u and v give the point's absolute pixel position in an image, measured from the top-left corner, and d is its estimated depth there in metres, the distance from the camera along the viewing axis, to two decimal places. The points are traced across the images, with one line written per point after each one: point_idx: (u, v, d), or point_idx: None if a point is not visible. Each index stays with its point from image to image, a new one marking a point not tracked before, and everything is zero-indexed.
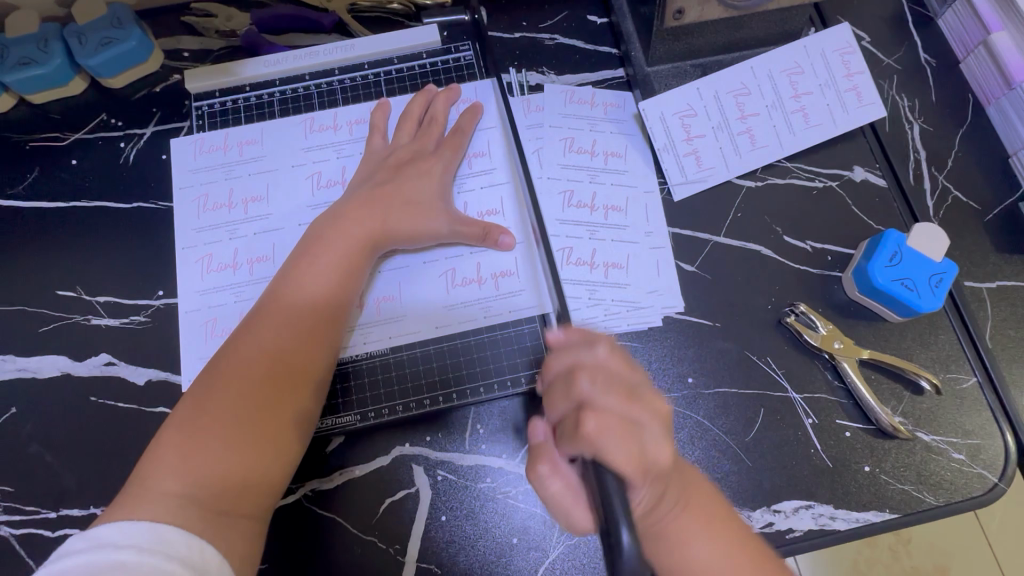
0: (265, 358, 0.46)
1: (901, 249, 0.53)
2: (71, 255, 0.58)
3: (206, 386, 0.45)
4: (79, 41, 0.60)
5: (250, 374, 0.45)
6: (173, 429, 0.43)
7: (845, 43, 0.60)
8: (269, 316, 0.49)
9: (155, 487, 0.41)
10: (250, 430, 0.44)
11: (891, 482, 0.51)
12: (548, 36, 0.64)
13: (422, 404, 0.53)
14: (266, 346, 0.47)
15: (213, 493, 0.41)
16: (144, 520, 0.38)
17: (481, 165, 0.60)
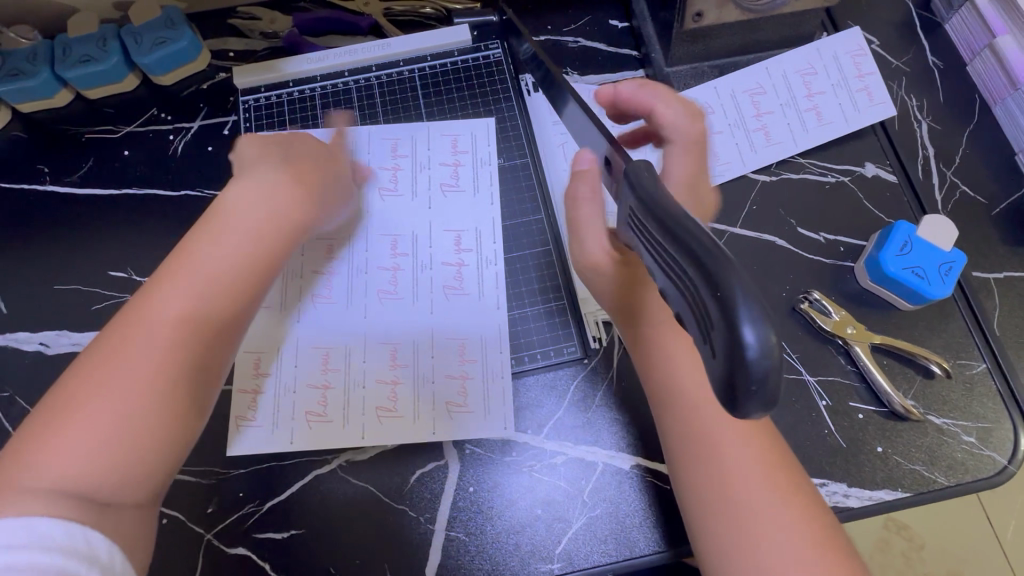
0: (155, 346, 0.39)
1: (911, 239, 0.56)
2: (123, 239, 0.62)
3: (81, 375, 0.37)
4: (135, 41, 0.64)
5: (135, 362, 0.38)
6: (47, 420, 0.36)
7: (856, 46, 0.63)
8: (162, 293, 0.41)
9: (20, 485, 0.34)
10: (141, 425, 0.37)
11: (903, 463, 0.53)
12: (572, 39, 0.68)
13: (411, 384, 0.55)
14: (157, 331, 0.39)
15: (98, 490, 0.35)
16: (12, 518, 0.32)
17: (485, 136, 0.64)
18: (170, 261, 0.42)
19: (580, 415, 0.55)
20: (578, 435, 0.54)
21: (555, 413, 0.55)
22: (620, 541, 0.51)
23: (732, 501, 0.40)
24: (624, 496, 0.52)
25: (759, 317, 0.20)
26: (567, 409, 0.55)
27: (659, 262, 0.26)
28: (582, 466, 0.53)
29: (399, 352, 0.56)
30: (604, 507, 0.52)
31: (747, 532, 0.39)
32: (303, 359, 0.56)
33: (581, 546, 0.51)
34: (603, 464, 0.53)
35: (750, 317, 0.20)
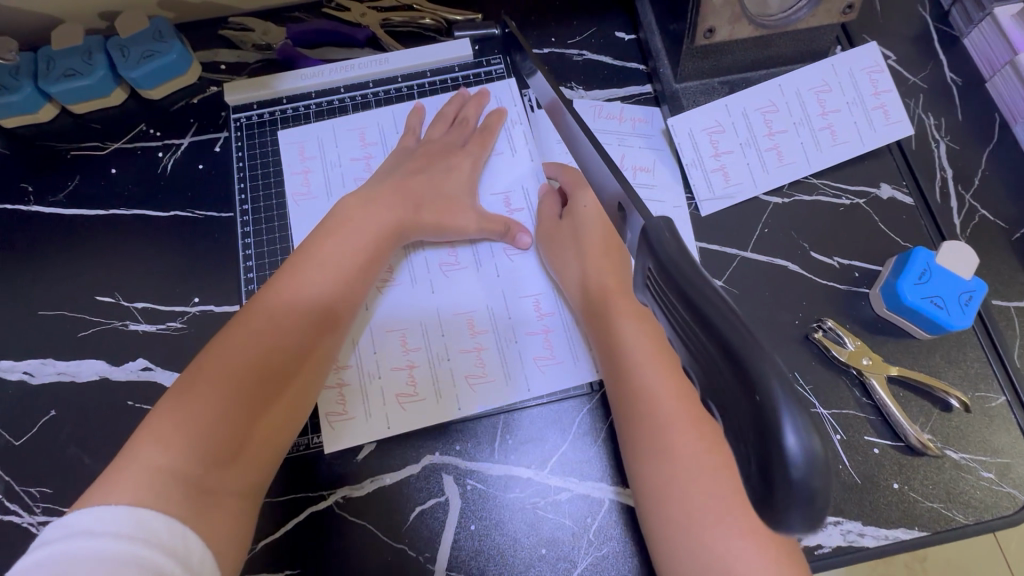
0: (272, 344, 0.46)
1: (929, 267, 0.53)
2: (111, 261, 0.59)
3: (206, 362, 0.45)
4: (122, 54, 0.61)
5: (251, 357, 0.45)
6: (171, 398, 0.43)
7: (872, 62, 0.61)
8: (286, 294, 0.49)
9: (141, 456, 0.40)
10: (244, 415, 0.44)
11: (920, 500, 0.51)
12: (577, 52, 0.65)
13: (462, 361, 0.55)
14: (275, 330, 0.47)
15: (202, 470, 0.41)
16: (120, 503, 0.36)
17: (509, 98, 0.64)
18: (289, 268, 0.51)
19: (587, 449, 0.53)
20: (584, 471, 0.52)
21: (560, 447, 0.53)
22: None
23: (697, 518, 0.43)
24: (632, 536, 0.50)
25: (800, 420, 0.18)
26: (573, 442, 0.53)
27: (671, 327, 0.24)
28: (589, 503, 0.51)
29: (408, 338, 0.56)
30: (612, 546, 0.50)
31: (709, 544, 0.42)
32: (366, 339, 0.56)
33: None
34: (610, 502, 0.51)
35: (789, 420, 0.18)
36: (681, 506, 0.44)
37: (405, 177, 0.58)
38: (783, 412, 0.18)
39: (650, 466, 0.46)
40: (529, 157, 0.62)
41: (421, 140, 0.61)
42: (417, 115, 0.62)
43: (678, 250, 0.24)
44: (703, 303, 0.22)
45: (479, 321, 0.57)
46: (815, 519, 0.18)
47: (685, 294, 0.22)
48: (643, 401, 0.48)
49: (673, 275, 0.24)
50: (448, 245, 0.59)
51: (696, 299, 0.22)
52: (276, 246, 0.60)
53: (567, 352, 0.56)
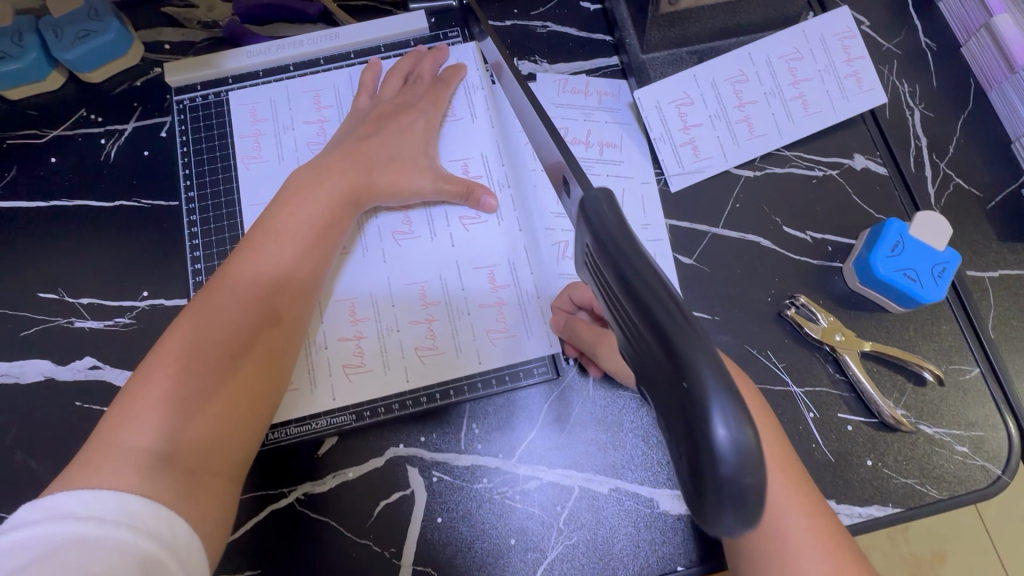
0: (242, 315, 0.44)
1: (903, 238, 0.52)
2: (54, 256, 0.56)
3: (175, 341, 0.42)
4: (55, 34, 0.58)
5: (221, 330, 0.43)
6: (141, 380, 0.40)
7: (845, 28, 0.58)
8: (247, 266, 0.46)
9: (119, 443, 0.37)
10: (223, 389, 0.41)
11: (894, 476, 0.50)
12: (540, 23, 0.62)
13: (413, 334, 0.53)
14: (241, 302, 0.45)
15: (187, 450, 0.39)
16: (106, 490, 0.34)
17: (472, 62, 0.61)
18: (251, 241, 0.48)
19: (555, 435, 0.51)
20: (553, 458, 0.51)
21: (528, 435, 0.51)
22: (599, 569, 0.48)
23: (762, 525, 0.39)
24: (602, 522, 0.49)
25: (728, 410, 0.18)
26: (541, 430, 0.52)
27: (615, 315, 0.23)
28: (558, 491, 0.50)
29: (357, 307, 0.54)
30: (582, 534, 0.49)
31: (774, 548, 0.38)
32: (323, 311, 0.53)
33: None
34: (580, 489, 0.50)
35: (718, 410, 0.18)
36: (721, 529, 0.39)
37: (353, 146, 0.54)
38: (713, 405, 0.18)
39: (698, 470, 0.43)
40: (489, 123, 0.59)
41: (375, 102, 0.58)
42: (371, 71, 0.59)
43: (618, 230, 0.22)
44: (638, 283, 0.20)
45: (432, 291, 0.54)
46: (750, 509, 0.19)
47: (619, 271, 0.21)
48: None
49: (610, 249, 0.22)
50: (405, 211, 0.56)
51: (629, 278, 0.21)
52: (224, 231, 0.57)
53: (520, 323, 0.54)
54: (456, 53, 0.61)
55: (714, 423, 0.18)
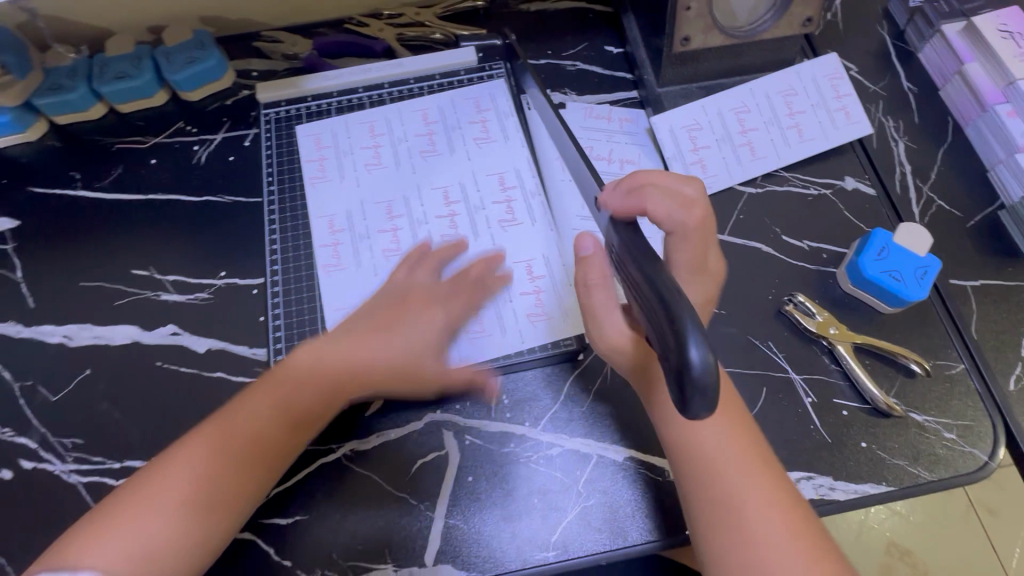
0: (215, 484, 0.48)
1: (887, 245, 0.59)
2: (148, 239, 0.66)
3: (167, 464, 0.48)
4: (168, 60, 0.69)
5: (192, 502, 0.47)
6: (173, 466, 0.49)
7: (834, 70, 0.68)
8: (287, 370, 0.53)
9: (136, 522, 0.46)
10: (182, 526, 0.46)
11: (887, 458, 0.55)
12: (571, 62, 0.73)
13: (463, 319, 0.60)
14: (218, 491, 0.48)
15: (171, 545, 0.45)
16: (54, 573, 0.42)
17: (502, 95, 0.71)
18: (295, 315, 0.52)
19: (575, 408, 0.57)
20: (574, 428, 0.57)
21: (551, 407, 0.57)
22: (613, 530, 0.53)
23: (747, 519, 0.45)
24: (616, 488, 0.54)
25: (702, 345, 0.30)
26: (563, 403, 0.58)
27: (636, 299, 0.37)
28: (578, 458, 0.55)
29: None
30: (598, 497, 0.54)
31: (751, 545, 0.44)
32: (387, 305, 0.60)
33: (575, 534, 0.53)
34: (597, 456, 0.55)
35: (694, 343, 0.30)
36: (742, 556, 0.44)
37: (375, 316, 0.57)
38: (691, 336, 0.31)
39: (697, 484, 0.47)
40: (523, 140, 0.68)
41: (429, 130, 0.69)
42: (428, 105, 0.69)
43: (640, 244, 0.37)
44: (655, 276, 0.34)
45: None
46: (712, 405, 0.31)
47: (652, 286, 0.35)
48: (693, 460, 0.47)
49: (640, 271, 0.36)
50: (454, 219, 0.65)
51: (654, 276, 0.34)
52: (296, 219, 0.66)
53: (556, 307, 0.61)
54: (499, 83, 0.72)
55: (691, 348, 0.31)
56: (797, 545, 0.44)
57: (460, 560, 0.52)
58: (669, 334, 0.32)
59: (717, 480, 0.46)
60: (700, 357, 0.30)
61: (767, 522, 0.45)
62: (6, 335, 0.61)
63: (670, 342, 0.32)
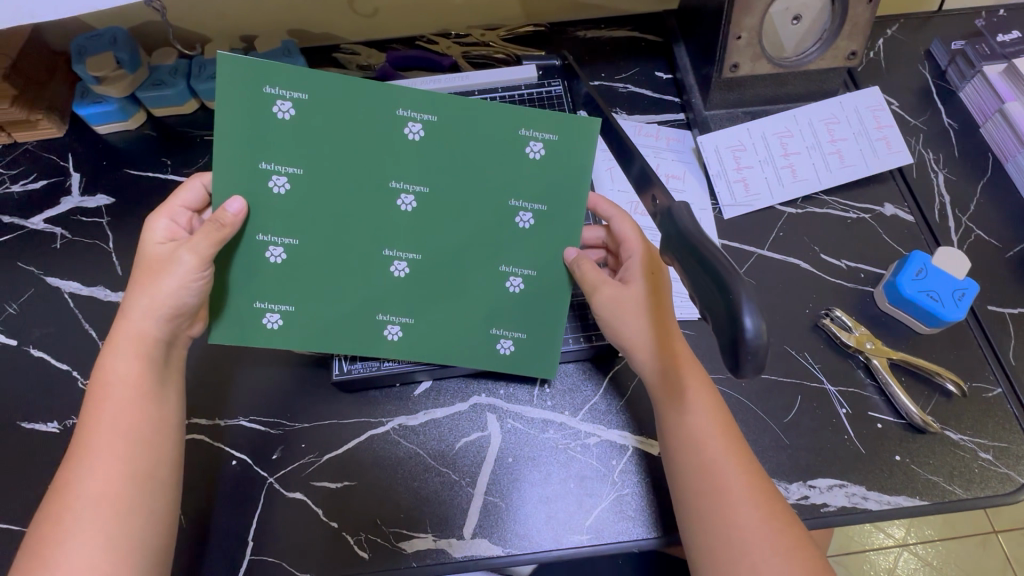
0: (129, 450, 0.46)
1: (925, 267, 0.61)
2: None
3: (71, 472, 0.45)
4: None
5: (114, 478, 0.45)
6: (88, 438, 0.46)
7: (876, 103, 0.71)
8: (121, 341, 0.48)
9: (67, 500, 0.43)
10: (124, 501, 0.44)
11: (921, 473, 0.56)
12: (622, 85, 0.78)
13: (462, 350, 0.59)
14: (134, 458, 0.46)
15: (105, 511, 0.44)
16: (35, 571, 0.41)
17: None
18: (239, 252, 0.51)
19: (615, 401, 0.60)
20: (613, 420, 0.59)
21: (592, 398, 0.60)
22: (647, 519, 0.55)
23: (740, 526, 0.45)
24: (652, 478, 0.56)
25: (755, 314, 0.31)
26: (603, 395, 0.60)
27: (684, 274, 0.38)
28: (615, 448, 0.58)
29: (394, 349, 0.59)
30: (634, 487, 0.56)
31: (744, 551, 0.44)
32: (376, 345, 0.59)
33: (609, 520, 0.55)
34: (634, 448, 0.58)
35: (747, 312, 0.31)
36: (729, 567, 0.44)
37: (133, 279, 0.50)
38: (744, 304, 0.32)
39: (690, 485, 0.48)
40: None
41: None
42: None
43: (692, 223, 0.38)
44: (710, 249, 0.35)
45: None
46: (760, 370, 0.32)
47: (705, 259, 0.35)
48: (693, 463, 0.48)
49: (688, 247, 0.37)
50: None
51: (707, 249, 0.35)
52: None
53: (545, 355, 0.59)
54: (558, 100, 0.75)
55: (744, 315, 0.31)
56: (791, 553, 0.43)
57: (497, 536, 0.55)
58: (720, 307, 0.33)
59: (713, 482, 0.47)
60: (752, 322, 0.31)
61: (757, 528, 0.44)
62: (97, 299, 0.68)
63: (721, 312, 0.33)
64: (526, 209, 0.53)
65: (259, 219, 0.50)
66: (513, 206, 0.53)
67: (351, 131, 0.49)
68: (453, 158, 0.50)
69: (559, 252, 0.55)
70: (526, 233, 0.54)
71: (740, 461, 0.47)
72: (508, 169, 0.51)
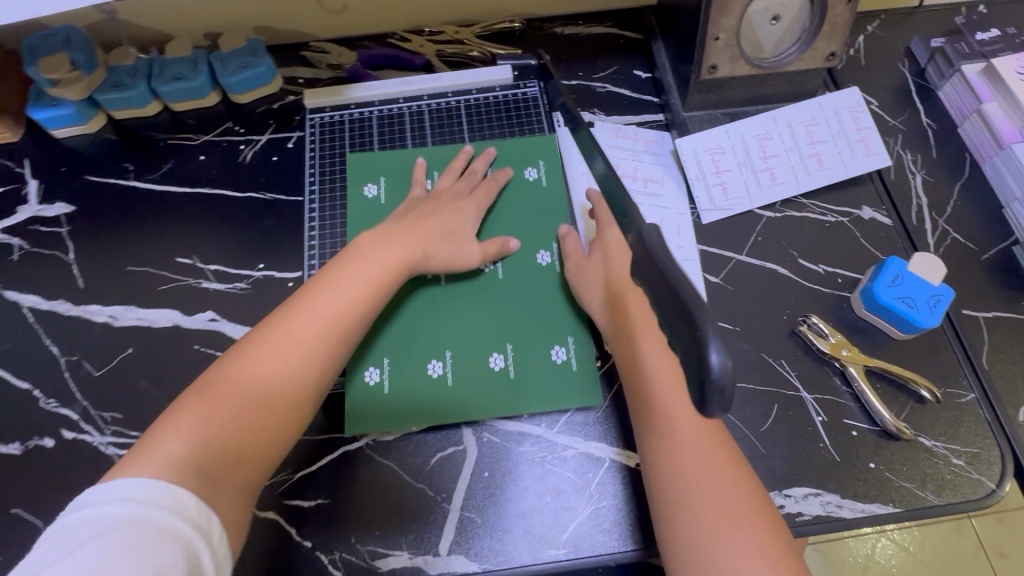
0: (274, 420, 0.50)
1: (902, 273, 0.61)
2: (192, 230, 0.70)
3: (230, 364, 0.51)
4: (222, 64, 0.74)
5: (269, 435, 0.49)
6: (243, 372, 0.50)
7: (855, 103, 0.70)
8: (330, 279, 0.56)
9: (188, 440, 0.46)
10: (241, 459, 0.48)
11: (895, 479, 0.56)
12: (600, 84, 0.77)
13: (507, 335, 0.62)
14: (278, 428, 0.50)
15: (217, 464, 0.46)
16: (136, 476, 0.42)
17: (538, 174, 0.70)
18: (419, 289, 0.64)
19: (591, 413, 0.59)
20: (589, 432, 0.59)
21: (569, 410, 0.60)
22: (622, 532, 0.54)
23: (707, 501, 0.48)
24: (628, 491, 0.56)
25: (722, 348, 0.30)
26: (580, 407, 0.60)
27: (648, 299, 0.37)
28: (591, 460, 0.57)
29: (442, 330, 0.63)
30: (610, 500, 0.56)
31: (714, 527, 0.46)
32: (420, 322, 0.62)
33: (585, 534, 0.55)
34: (611, 460, 0.57)
35: (714, 348, 0.30)
36: (691, 546, 0.46)
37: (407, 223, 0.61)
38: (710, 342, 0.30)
39: (662, 461, 0.50)
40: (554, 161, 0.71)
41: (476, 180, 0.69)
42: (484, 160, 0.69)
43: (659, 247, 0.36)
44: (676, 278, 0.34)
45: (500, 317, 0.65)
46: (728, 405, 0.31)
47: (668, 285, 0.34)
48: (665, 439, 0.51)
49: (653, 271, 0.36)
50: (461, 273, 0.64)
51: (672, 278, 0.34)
52: (335, 219, 0.69)
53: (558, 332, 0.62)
54: (534, 103, 0.74)
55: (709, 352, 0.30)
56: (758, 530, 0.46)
57: (473, 552, 0.54)
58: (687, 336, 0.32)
59: (681, 459, 0.50)
60: (719, 361, 0.30)
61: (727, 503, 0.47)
62: (56, 313, 0.65)
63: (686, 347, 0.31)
64: (504, 356, 0.61)
65: (513, 262, 0.65)
66: (506, 348, 0.61)
67: (539, 223, 0.68)
68: (520, 284, 0.64)
69: (559, 402, 0.59)
70: (511, 379, 0.60)
71: (709, 442, 0.50)
72: (554, 334, 0.62)
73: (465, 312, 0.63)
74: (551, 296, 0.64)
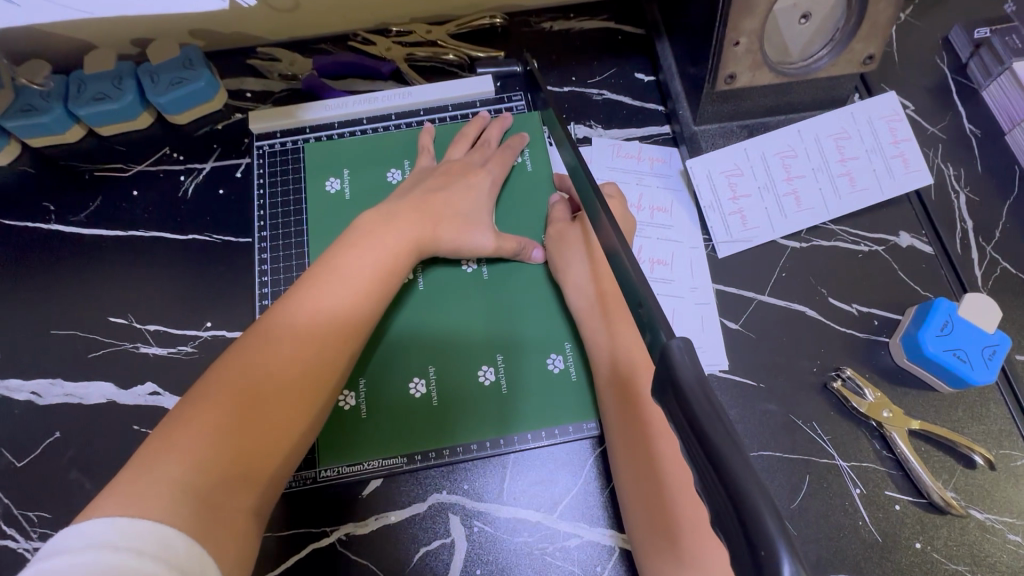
0: (281, 425, 0.41)
1: (951, 319, 0.53)
2: (126, 282, 0.60)
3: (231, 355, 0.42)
4: (151, 79, 0.62)
5: (276, 445, 0.41)
6: (237, 369, 0.41)
7: (892, 111, 0.61)
8: (337, 262, 0.47)
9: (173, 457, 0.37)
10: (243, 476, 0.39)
11: (944, 562, 0.49)
12: (596, 91, 0.66)
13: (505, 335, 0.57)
14: (285, 432, 0.41)
15: (215, 484, 0.37)
16: (112, 512, 0.33)
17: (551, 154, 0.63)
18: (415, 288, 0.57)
19: (596, 495, 0.51)
20: (595, 518, 0.51)
21: (571, 490, 0.52)
22: None
23: None
24: None
25: (796, 558, 0.22)
26: (583, 486, 0.52)
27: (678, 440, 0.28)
28: (598, 551, 0.50)
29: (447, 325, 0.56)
30: None
31: None
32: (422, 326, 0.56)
33: None
34: (621, 550, 0.50)
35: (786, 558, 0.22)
36: None
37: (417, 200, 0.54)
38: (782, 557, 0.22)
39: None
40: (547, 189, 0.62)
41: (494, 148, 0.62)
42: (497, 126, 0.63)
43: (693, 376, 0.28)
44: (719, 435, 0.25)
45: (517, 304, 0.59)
46: None
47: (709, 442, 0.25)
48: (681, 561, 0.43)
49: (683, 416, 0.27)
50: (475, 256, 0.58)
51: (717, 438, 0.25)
52: (293, 266, 0.60)
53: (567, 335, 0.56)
54: (519, 118, 0.65)
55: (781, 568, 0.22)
56: None
57: None
58: (737, 533, 0.23)
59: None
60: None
61: None
62: None
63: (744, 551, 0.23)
64: (495, 368, 0.55)
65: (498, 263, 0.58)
66: (499, 359, 0.55)
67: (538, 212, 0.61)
68: (515, 285, 0.58)
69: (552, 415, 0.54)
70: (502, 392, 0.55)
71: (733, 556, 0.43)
72: (549, 340, 0.56)
73: (453, 320, 0.56)
74: (546, 297, 0.57)
